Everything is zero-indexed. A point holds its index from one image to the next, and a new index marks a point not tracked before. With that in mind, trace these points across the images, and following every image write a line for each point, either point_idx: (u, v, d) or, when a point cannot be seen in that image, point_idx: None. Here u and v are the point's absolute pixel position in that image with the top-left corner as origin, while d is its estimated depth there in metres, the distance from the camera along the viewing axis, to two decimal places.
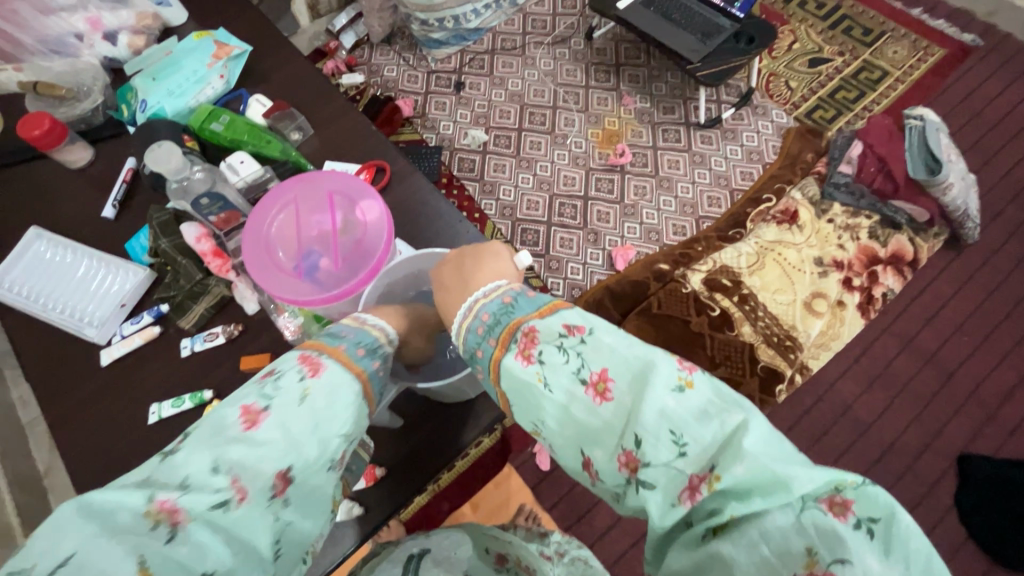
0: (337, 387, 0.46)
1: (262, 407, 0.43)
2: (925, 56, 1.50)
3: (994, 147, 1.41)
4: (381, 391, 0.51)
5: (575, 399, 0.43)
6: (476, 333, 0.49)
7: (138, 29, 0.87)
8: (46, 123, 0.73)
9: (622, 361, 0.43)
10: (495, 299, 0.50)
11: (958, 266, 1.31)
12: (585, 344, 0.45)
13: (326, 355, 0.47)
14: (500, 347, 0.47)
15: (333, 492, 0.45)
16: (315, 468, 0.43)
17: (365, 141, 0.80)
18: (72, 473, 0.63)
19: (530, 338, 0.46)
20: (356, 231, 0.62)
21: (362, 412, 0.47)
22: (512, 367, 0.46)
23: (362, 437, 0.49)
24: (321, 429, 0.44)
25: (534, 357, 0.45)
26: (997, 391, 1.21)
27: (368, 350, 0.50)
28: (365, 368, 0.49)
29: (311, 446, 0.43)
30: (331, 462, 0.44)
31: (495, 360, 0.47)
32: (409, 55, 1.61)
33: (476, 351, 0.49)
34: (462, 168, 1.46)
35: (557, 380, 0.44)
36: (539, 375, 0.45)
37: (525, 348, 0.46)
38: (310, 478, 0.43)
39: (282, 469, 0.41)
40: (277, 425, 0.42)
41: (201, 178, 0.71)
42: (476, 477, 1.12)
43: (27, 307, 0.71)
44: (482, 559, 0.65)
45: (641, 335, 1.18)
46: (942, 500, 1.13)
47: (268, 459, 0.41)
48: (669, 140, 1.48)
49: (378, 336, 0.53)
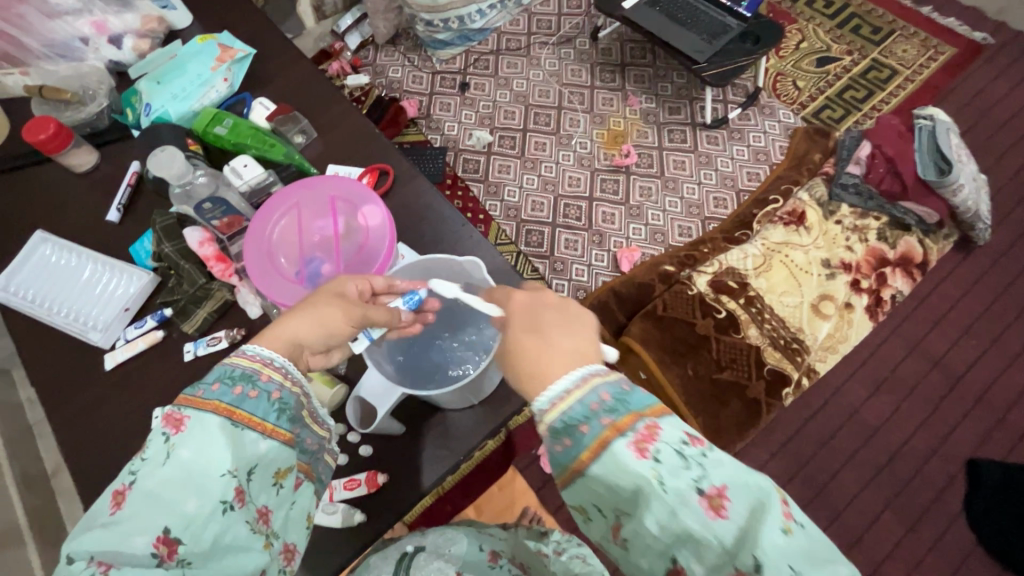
0: (203, 433, 0.43)
1: (126, 483, 0.41)
2: (935, 55, 1.48)
3: (1005, 147, 1.39)
4: (279, 414, 0.47)
5: (686, 511, 0.37)
6: (585, 411, 0.40)
7: (143, 33, 0.87)
8: (52, 126, 0.73)
9: (744, 481, 0.38)
10: (613, 383, 0.41)
11: (968, 268, 1.29)
12: (707, 456, 0.39)
13: (187, 406, 0.44)
14: (614, 429, 0.39)
15: (255, 525, 0.43)
16: (201, 518, 0.40)
17: (369, 145, 0.79)
18: (75, 477, 0.63)
19: (650, 433, 0.39)
20: (358, 236, 0.62)
21: (242, 448, 0.44)
22: (622, 456, 0.38)
23: (280, 463, 0.46)
24: (198, 479, 0.41)
25: (649, 453, 0.38)
26: (1007, 394, 1.19)
27: (227, 381, 0.46)
28: (233, 402, 0.45)
29: (188, 501, 0.40)
30: (224, 504, 0.41)
31: (603, 442, 0.39)
32: (414, 55, 1.60)
33: (581, 426, 0.40)
34: (467, 169, 1.46)
35: (672, 482, 0.38)
36: (651, 475, 0.38)
37: (643, 441, 0.39)
38: (200, 530, 0.40)
39: (159, 533, 0.39)
40: (142, 495, 0.40)
41: (204, 183, 0.72)
42: (479, 479, 1.12)
43: (32, 311, 0.71)
44: (477, 555, 0.62)
45: (646, 338, 1.16)
46: (951, 505, 1.12)
47: (135, 532, 0.38)
48: (674, 140, 1.47)
49: (249, 361, 0.47)
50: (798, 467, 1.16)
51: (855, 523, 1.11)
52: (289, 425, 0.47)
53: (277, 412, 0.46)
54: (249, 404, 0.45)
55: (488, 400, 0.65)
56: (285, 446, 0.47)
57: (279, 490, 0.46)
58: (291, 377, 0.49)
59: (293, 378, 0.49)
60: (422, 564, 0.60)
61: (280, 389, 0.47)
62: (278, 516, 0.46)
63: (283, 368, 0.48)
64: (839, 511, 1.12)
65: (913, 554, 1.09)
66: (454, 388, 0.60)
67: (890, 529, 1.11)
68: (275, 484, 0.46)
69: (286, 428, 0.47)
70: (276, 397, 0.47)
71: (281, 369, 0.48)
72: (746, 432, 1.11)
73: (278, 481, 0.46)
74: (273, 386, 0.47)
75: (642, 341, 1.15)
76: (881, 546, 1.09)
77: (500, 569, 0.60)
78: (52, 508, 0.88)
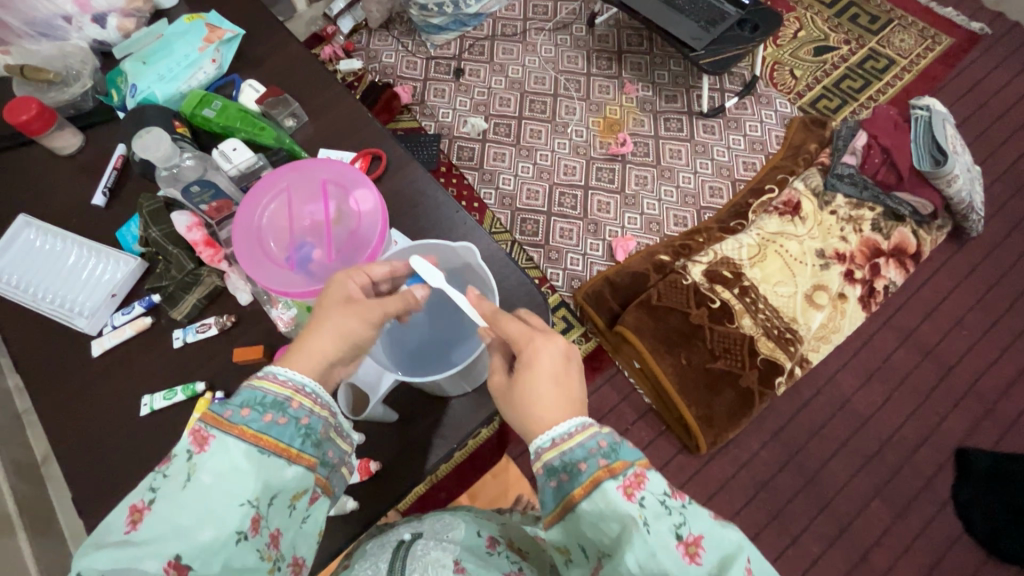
0: (226, 460, 0.45)
1: (146, 503, 0.43)
2: (932, 45, 1.48)
3: (1000, 138, 1.39)
4: (304, 440, 0.48)
5: (666, 552, 0.40)
6: (584, 449, 0.45)
7: (128, 11, 0.85)
8: (33, 108, 0.71)
9: (719, 535, 0.41)
10: (591, 437, 0.45)
11: (961, 259, 1.30)
12: (688, 508, 0.42)
13: (212, 425, 0.46)
14: (607, 470, 0.43)
15: (267, 552, 0.45)
16: (215, 548, 0.42)
17: (362, 129, 0.78)
18: (64, 465, 0.63)
19: (638, 478, 0.43)
20: (350, 221, 0.61)
21: (268, 474, 0.46)
22: (611, 495, 0.42)
23: (301, 487, 0.48)
24: (215, 509, 0.43)
25: (636, 497, 0.42)
26: (996, 383, 1.20)
27: (258, 407, 0.47)
28: (260, 429, 0.47)
29: (205, 530, 0.42)
30: (239, 534, 0.43)
31: (594, 480, 0.43)
32: (408, 40, 1.58)
33: (579, 463, 0.44)
34: (461, 156, 1.44)
35: (655, 525, 0.41)
36: (637, 514, 0.41)
37: (631, 485, 0.42)
38: (211, 558, 0.42)
39: (169, 559, 0.41)
40: (157, 519, 0.42)
41: (191, 166, 0.68)
42: (475, 467, 1.12)
43: (17, 297, 0.70)
44: (476, 541, 0.58)
45: (640, 327, 1.15)
46: (940, 493, 1.13)
47: (149, 556, 0.41)
48: (671, 128, 1.46)
49: (280, 386, 0.48)
50: (789, 457, 1.16)
51: (844, 510, 1.12)
52: (314, 450, 0.49)
53: (303, 438, 0.48)
54: (276, 430, 0.47)
55: (485, 387, 0.65)
56: (310, 471, 0.49)
57: (294, 513, 0.48)
58: (321, 402, 0.50)
59: (322, 401, 0.50)
60: (419, 554, 0.54)
61: (309, 414, 0.49)
62: (292, 539, 0.48)
63: (313, 394, 0.50)
64: (828, 499, 1.13)
65: (901, 542, 1.10)
66: (451, 372, 0.60)
67: (878, 516, 1.12)
68: (292, 506, 0.48)
69: (311, 454, 0.49)
70: (303, 422, 0.48)
71: (311, 395, 0.49)
72: (738, 422, 1.12)
73: (294, 502, 0.48)
74: (303, 412, 0.48)
75: (636, 330, 1.15)
76: (870, 534, 1.11)
77: (499, 554, 0.56)
78: (42, 497, 0.88)
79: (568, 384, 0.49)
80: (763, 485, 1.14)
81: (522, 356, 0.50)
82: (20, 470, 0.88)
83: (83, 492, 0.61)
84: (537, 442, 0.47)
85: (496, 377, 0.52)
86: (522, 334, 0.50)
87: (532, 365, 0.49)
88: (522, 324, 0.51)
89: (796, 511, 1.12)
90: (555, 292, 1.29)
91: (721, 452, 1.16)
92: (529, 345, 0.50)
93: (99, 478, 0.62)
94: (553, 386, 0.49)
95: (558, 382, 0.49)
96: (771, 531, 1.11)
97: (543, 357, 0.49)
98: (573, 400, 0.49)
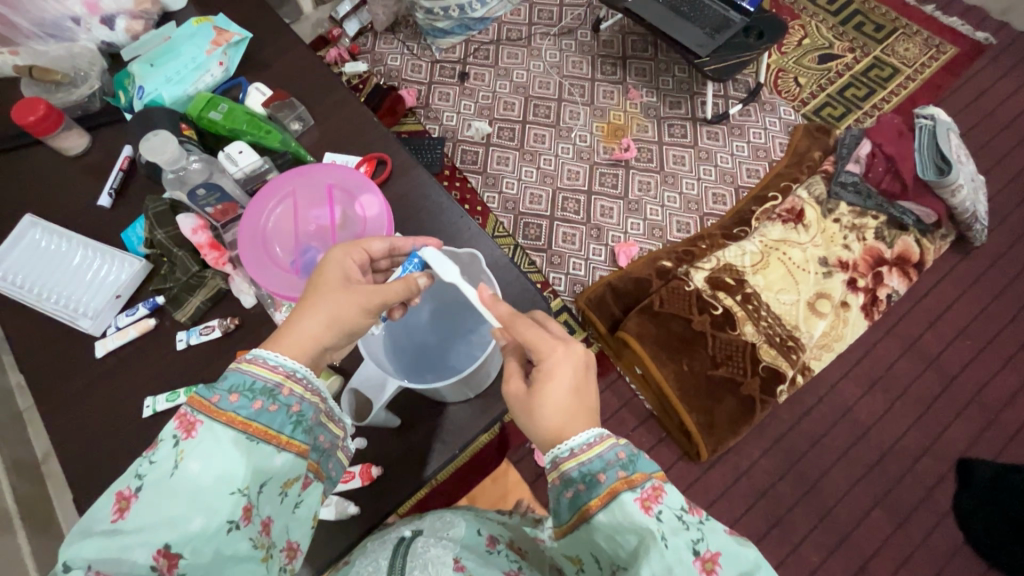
0: (214, 447, 0.44)
1: (132, 490, 0.43)
2: (937, 54, 1.48)
3: (1005, 148, 1.39)
4: (295, 427, 0.48)
5: (683, 567, 0.40)
6: (602, 461, 0.45)
7: (137, 13, 0.85)
8: (41, 108, 0.71)
9: (736, 552, 0.41)
10: (609, 451, 0.45)
11: (964, 269, 1.29)
12: (705, 524, 0.42)
13: (200, 411, 0.46)
14: (625, 482, 0.43)
15: (259, 540, 0.45)
16: (206, 536, 0.42)
17: (367, 133, 0.78)
18: (64, 465, 0.63)
19: (655, 492, 0.43)
20: (356, 226, 0.62)
21: (257, 462, 0.46)
22: (628, 507, 0.42)
23: (290, 474, 0.48)
24: (202, 498, 0.43)
25: (653, 511, 0.42)
26: (999, 396, 1.19)
27: (246, 393, 0.47)
28: (249, 416, 0.46)
29: (194, 519, 0.42)
30: (229, 523, 0.43)
31: (612, 492, 0.43)
32: (413, 44, 1.58)
33: (598, 475, 0.44)
34: (465, 160, 1.45)
35: (672, 539, 0.40)
36: (653, 529, 0.41)
37: (648, 498, 0.42)
38: (202, 547, 0.42)
39: (159, 548, 0.41)
40: (145, 508, 0.42)
41: (198, 169, 0.72)
42: (474, 471, 1.11)
43: (21, 297, 0.70)
44: (476, 539, 0.57)
45: (641, 333, 1.15)
46: (941, 503, 1.12)
47: (137, 545, 0.41)
48: (675, 135, 1.46)
49: (270, 372, 0.48)
50: (789, 466, 1.16)
51: (845, 520, 1.12)
52: (305, 436, 0.49)
53: (293, 424, 0.48)
54: (266, 417, 0.47)
55: (487, 393, 0.65)
56: (300, 458, 0.48)
57: (286, 499, 0.48)
58: (311, 388, 0.49)
59: (311, 386, 0.50)
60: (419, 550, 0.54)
61: (300, 401, 0.48)
62: (280, 526, 0.48)
63: (304, 379, 0.49)
64: (829, 509, 1.13)
65: (901, 553, 1.09)
66: (453, 380, 0.59)
67: (878, 527, 1.11)
68: (282, 493, 0.48)
69: (301, 440, 0.49)
70: (294, 410, 0.48)
71: (302, 381, 0.49)
72: (738, 429, 1.12)
73: (286, 489, 0.48)
74: (293, 399, 0.48)
75: (638, 336, 1.15)
76: (870, 545, 1.10)
77: (498, 553, 0.56)
78: (42, 495, 0.90)
79: (586, 393, 0.50)
80: (764, 493, 1.14)
81: (540, 366, 0.49)
82: (22, 469, 0.91)
83: (83, 491, 0.61)
84: (557, 450, 0.47)
85: (512, 384, 0.51)
86: (543, 344, 0.49)
87: (551, 377, 0.48)
88: (541, 330, 0.50)
89: (796, 521, 1.12)
90: (557, 296, 1.29)
91: (721, 459, 1.16)
92: (551, 355, 0.49)
93: (100, 479, 0.62)
94: (571, 396, 0.48)
95: (577, 393, 0.49)
96: (772, 539, 1.11)
97: (564, 368, 0.49)
98: (586, 408, 0.49)
